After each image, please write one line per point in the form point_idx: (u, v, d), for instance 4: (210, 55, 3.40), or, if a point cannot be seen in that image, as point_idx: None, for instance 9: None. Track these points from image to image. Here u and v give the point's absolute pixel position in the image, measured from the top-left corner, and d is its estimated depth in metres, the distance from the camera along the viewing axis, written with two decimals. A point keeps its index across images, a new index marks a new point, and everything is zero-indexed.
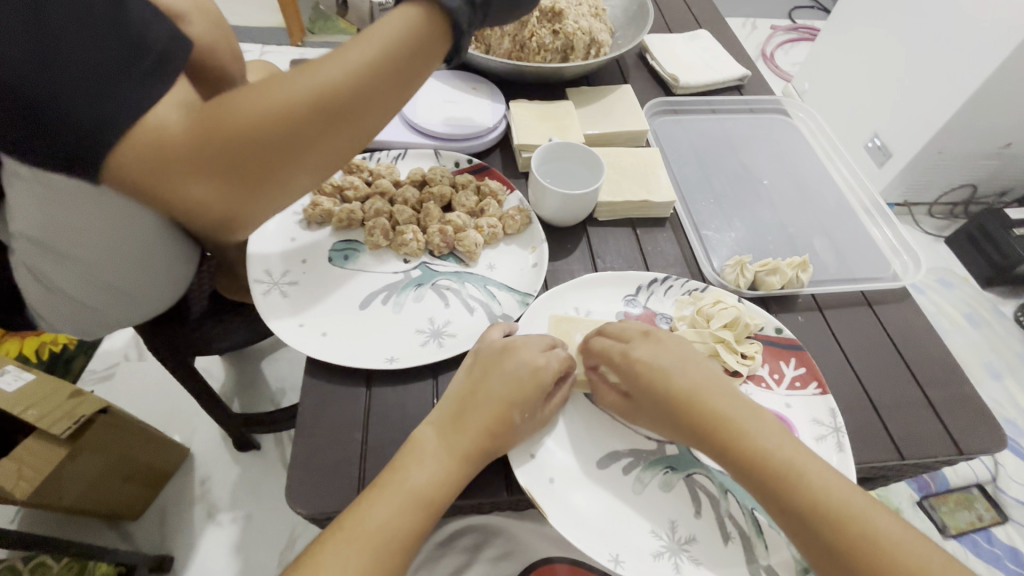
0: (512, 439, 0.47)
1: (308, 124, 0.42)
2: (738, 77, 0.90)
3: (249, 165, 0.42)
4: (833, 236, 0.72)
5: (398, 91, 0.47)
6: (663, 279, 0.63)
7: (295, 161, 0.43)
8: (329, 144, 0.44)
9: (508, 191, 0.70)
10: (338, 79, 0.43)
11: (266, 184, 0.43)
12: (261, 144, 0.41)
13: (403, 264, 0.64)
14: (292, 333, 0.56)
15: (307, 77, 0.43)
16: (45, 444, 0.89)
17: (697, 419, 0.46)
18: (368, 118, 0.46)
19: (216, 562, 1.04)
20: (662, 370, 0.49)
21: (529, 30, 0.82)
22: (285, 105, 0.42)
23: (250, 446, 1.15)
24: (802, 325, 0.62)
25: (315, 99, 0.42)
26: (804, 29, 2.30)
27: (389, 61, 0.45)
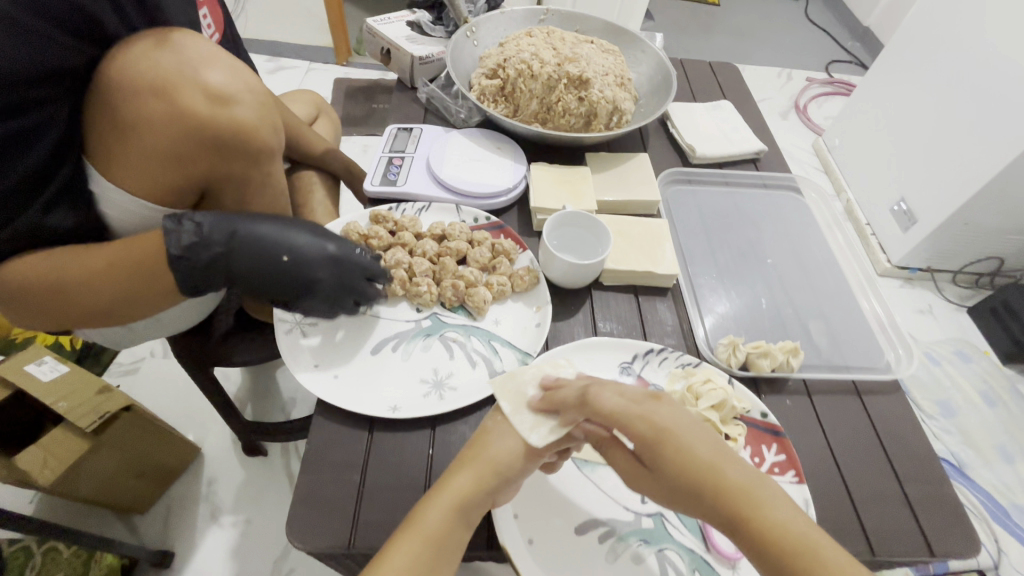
0: (496, 447, 0.51)
1: (52, 302, 0.54)
2: (755, 151, 0.93)
3: (12, 307, 0.55)
4: (830, 320, 0.74)
5: (135, 289, 0.55)
6: (659, 350, 0.66)
7: (48, 309, 0.55)
8: (72, 305, 0.55)
9: (520, 250, 0.74)
10: (78, 277, 0.53)
11: (31, 319, 0.57)
12: (21, 295, 0.53)
13: (416, 313, 0.68)
14: (308, 373, 0.61)
15: (58, 267, 0.53)
16: (69, 435, 0.96)
17: (720, 500, 0.43)
18: (104, 294, 0.55)
19: (214, 563, 1.08)
20: (684, 441, 0.46)
21: (556, 94, 0.88)
22: (38, 278, 0.53)
23: (258, 452, 1.20)
24: (788, 409, 0.65)
25: (55, 279, 0.53)
26: (839, 85, 2.31)
27: (121, 269, 0.54)
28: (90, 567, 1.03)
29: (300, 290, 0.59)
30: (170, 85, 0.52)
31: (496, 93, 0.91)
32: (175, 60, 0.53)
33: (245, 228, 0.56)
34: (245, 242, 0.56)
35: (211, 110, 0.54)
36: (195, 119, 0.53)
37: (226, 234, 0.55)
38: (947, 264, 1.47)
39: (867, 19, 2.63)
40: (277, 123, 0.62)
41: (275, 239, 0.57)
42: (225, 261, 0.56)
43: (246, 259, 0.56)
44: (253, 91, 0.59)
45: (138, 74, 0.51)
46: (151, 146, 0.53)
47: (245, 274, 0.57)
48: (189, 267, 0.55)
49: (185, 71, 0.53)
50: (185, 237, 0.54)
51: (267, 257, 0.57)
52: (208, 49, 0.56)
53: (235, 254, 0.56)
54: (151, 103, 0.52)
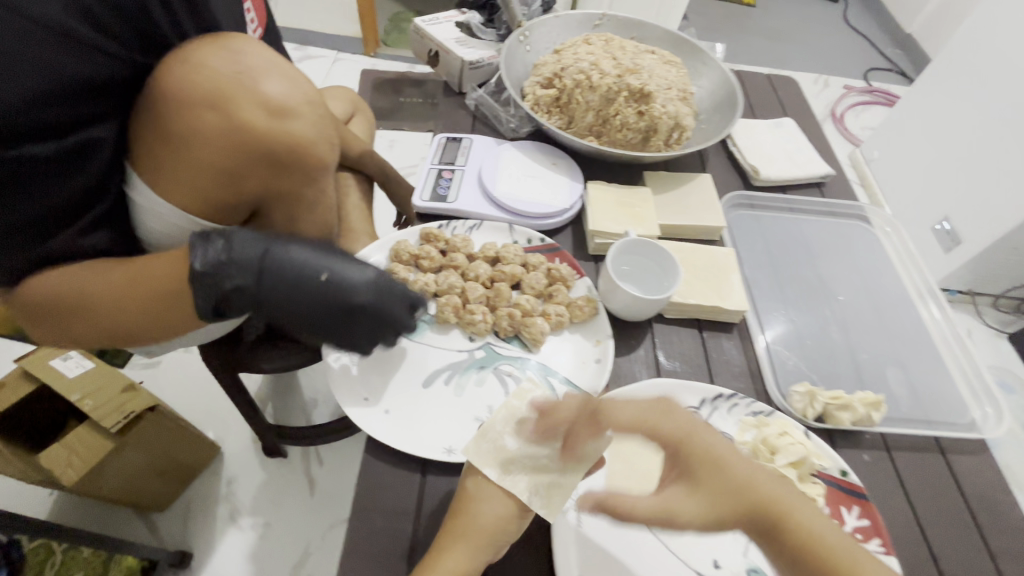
0: (483, 512, 0.48)
1: (69, 321, 0.47)
2: (821, 175, 0.88)
3: (22, 317, 0.49)
4: (908, 368, 0.69)
5: (159, 316, 0.48)
6: (728, 395, 0.62)
7: (61, 329, 0.48)
8: (87, 326, 0.48)
9: (577, 277, 0.70)
10: (104, 298, 0.47)
11: (38, 333, 0.50)
12: (37, 311, 0.47)
13: (469, 342, 0.64)
14: (357, 407, 0.57)
15: (85, 283, 0.47)
16: (94, 434, 0.91)
17: (759, 506, 0.40)
18: (123, 318, 0.48)
19: (232, 566, 1.04)
20: (703, 439, 0.42)
21: (615, 107, 0.83)
22: (59, 293, 0.46)
23: (276, 454, 1.13)
24: (867, 466, 0.60)
25: (75, 298, 0.46)
26: (880, 94, 2.22)
27: (148, 290, 0.47)
28: (109, 568, 1.01)
29: (339, 322, 0.51)
30: (225, 98, 0.48)
31: (550, 104, 0.86)
32: (232, 69, 0.49)
33: (280, 247, 0.49)
34: (281, 263, 0.48)
35: (268, 123, 0.50)
36: (250, 134, 0.49)
37: (260, 252, 0.48)
38: (988, 287, 1.39)
39: (910, 26, 2.51)
40: (333, 136, 0.58)
41: (314, 258, 0.50)
42: (256, 288, 0.47)
43: (281, 282, 0.48)
44: (311, 103, 0.54)
45: (192, 84, 0.47)
46: (203, 161, 0.49)
47: (277, 301, 0.49)
48: (211, 286, 0.46)
49: (243, 82, 0.49)
50: (216, 254, 0.46)
51: (305, 278, 0.49)
52: (266, 58, 0.52)
53: (268, 276, 0.48)
54: (206, 116, 0.48)
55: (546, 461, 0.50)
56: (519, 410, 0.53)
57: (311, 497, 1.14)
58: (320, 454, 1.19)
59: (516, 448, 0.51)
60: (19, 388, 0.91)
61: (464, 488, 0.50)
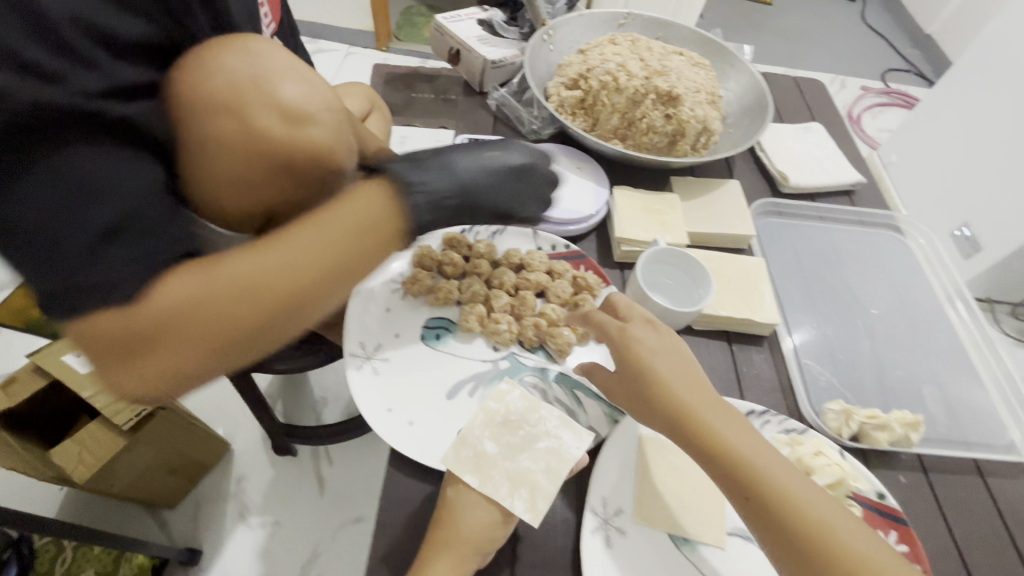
0: (466, 521, 0.49)
1: (239, 310, 0.39)
2: (851, 182, 0.86)
3: (151, 347, 0.38)
4: (944, 386, 0.67)
5: (351, 274, 0.44)
6: (761, 411, 0.59)
7: (230, 341, 0.40)
8: (268, 320, 0.41)
9: (604, 285, 0.68)
10: (282, 264, 0.40)
11: (172, 365, 0.39)
12: (187, 330, 0.38)
13: (492, 352, 0.62)
14: (379, 418, 0.56)
15: (247, 260, 0.40)
16: (105, 431, 0.86)
17: (666, 403, 0.48)
18: (315, 292, 0.42)
19: (240, 566, 1.00)
20: (637, 342, 0.52)
21: (642, 110, 0.81)
22: (217, 291, 0.39)
23: (286, 453, 1.11)
24: (903, 487, 0.58)
25: (248, 287, 0.39)
26: (896, 95, 2.17)
27: (341, 244, 0.43)
28: (119, 566, 0.98)
29: (514, 192, 0.58)
30: (240, 102, 0.43)
31: (575, 106, 0.84)
32: (248, 70, 0.44)
33: (449, 155, 0.54)
34: (467, 173, 0.54)
35: (288, 133, 0.45)
36: (268, 144, 0.44)
37: (440, 160, 0.53)
38: (1008, 295, 1.36)
39: (930, 26, 2.45)
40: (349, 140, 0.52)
41: (481, 159, 0.56)
42: (469, 196, 0.54)
43: (480, 187, 0.55)
44: (329, 104, 0.48)
45: (207, 87, 0.43)
46: (218, 171, 0.45)
47: (470, 190, 0.54)
48: (426, 199, 0.49)
49: (258, 84, 0.44)
50: (407, 171, 0.49)
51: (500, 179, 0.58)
52: (284, 58, 0.47)
53: (457, 173, 0.53)
54: (221, 125, 0.43)
55: (527, 467, 0.52)
56: (498, 414, 0.55)
57: (321, 496, 1.10)
58: (330, 453, 1.15)
59: (495, 452, 0.53)
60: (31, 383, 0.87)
61: (445, 498, 0.51)
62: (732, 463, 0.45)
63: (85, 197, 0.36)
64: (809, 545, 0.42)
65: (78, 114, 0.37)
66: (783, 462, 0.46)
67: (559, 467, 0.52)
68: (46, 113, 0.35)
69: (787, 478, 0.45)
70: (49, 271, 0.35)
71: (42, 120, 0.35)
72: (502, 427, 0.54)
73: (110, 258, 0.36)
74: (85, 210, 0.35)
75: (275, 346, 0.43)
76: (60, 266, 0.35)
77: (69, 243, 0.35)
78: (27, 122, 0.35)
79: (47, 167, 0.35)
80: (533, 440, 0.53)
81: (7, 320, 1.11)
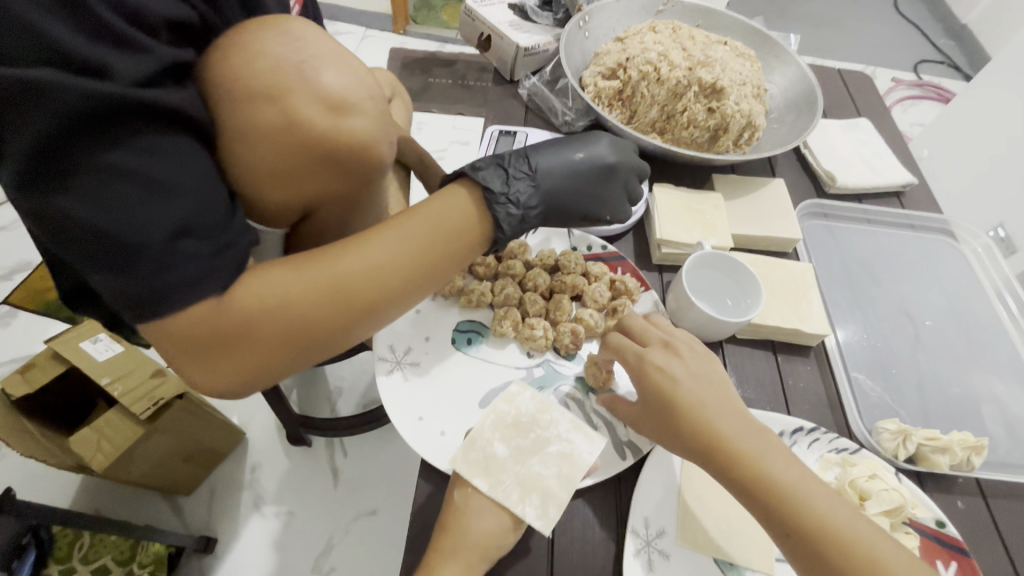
0: (468, 523, 0.47)
1: (330, 309, 0.42)
2: (902, 183, 0.81)
3: (232, 344, 0.39)
4: (1002, 403, 0.63)
5: (436, 275, 0.47)
6: (809, 429, 0.56)
7: (325, 333, 0.42)
8: (358, 315, 0.43)
9: (643, 290, 0.64)
10: (363, 271, 0.43)
11: (249, 361, 0.41)
12: (289, 322, 0.41)
13: (527, 359, 0.60)
14: (410, 427, 0.53)
15: (335, 263, 0.42)
16: (124, 418, 0.84)
17: (696, 431, 0.45)
18: (401, 290, 0.45)
19: (255, 556, 0.96)
20: (659, 363, 0.48)
21: (683, 103, 0.77)
22: (316, 286, 0.41)
23: (302, 443, 1.06)
24: (960, 512, 0.55)
25: (343, 284, 0.42)
26: (931, 87, 2.08)
27: (429, 245, 0.46)
28: (135, 554, 0.93)
29: (595, 194, 0.58)
30: (281, 92, 0.42)
31: (612, 96, 0.80)
32: (293, 56, 0.43)
33: (534, 158, 0.55)
34: (550, 170, 0.55)
35: (329, 122, 0.44)
36: (308, 133, 0.43)
37: (527, 165, 0.54)
38: None
39: (966, 16, 2.34)
40: (390, 130, 0.51)
41: (564, 152, 0.57)
42: (552, 194, 0.55)
43: (563, 180, 0.56)
44: (372, 94, 0.48)
45: (250, 77, 0.42)
46: (256, 161, 0.43)
47: (553, 197, 0.55)
48: (511, 210, 0.50)
49: (303, 73, 0.44)
50: (498, 180, 0.51)
51: (584, 168, 0.57)
52: (327, 45, 0.46)
53: (543, 182, 0.54)
54: (263, 111, 0.42)
55: (538, 471, 0.49)
56: (509, 415, 0.52)
57: (336, 489, 1.04)
58: (345, 444, 1.10)
59: (507, 455, 0.50)
60: (49, 368, 0.85)
61: (451, 501, 0.48)
62: (770, 494, 0.42)
63: (154, 196, 0.34)
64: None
65: (141, 106, 0.35)
66: (813, 480, 0.43)
67: (572, 472, 0.49)
68: (108, 107, 0.33)
69: (826, 504, 0.42)
70: (125, 273, 0.34)
71: (108, 116, 0.33)
72: (514, 428, 0.51)
73: (181, 260, 0.35)
74: (154, 209, 0.34)
75: (345, 347, 0.46)
76: (133, 268, 0.34)
77: (141, 244, 0.34)
78: (89, 119, 0.33)
79: (115, 166, 0.34)
80: (545, 443, 0.51)
81: (23, 303, 1.10)
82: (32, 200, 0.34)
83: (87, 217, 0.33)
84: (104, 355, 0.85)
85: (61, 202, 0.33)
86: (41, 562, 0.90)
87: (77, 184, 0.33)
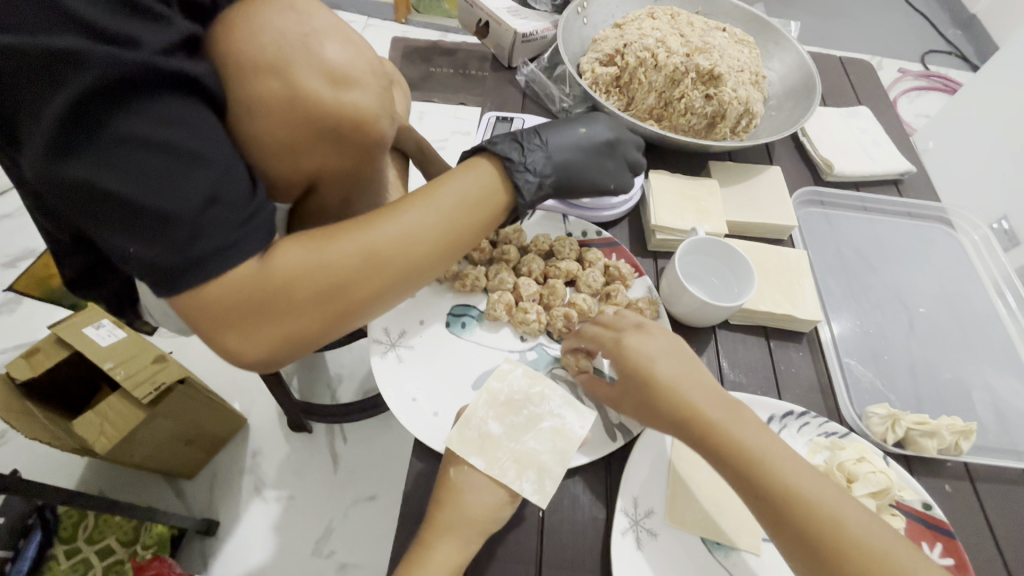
0: (465, 497, 0.48)
1: (363, 275, 0.44)
2: (900, 171, 0.81)
3: (273, 310, 0.41)
4: (993, 390, 0.64)
5: (459, 245, 0.49)
6: (800, 413, 0.56)
7: (358, 298, 0.44)
8: (388, 281, 0.45)
9: (637, 275, 0.65)
10: (393, 239, 0.45)
11: (289, 327, 0.42)
12: (325, 288, 0.42)
13: (520, 342, 0.60)
14: (404, 408, 0.54)
15: (365, 232, 0.44)
16: (125, 402, 0.85)
17: (675, 409, 0.46)
18: (428, 258, 0.47)
19: (256, 538, 0.98)
20: (636, 348, 0.49)
21: (681, 90, 0.76)
22: (349, 253, 0.43)
23: (302, 429, 1.07)
24: (947, 496, 0.55)
25: (374, 251, 0.44)
26: (936, 78, 2.06)
27: (454, 216, 0.48)
28: (139, 535, 0.95)
29: (598, 167, 0.59)
30: (284, 64, 0.44)
31: (610, 84, 0.80)
32: (298, 29, 0.46)
33: (544, 133, 0.57)
34: (561, 142, 0.57)
35: (333, 95, 0.46)
36: (312, 105, 0.45)
37: (539, 139, 0.56)
38: None
39: (975, 6, 2.30)
40: (389, 106, 0.52)
41: (570, 127, 0.59)
42: (564, 162, 0.57)
43: (573, 150, 0.58)
44: (371, 69, 0.50)
45: (254, 48, 0.43)
46: (263, 135, 0.45)
47: (565, 169, 0.57)
48: (528, 178, 0.53)
49: (304, 49, 0.45)
50: (515, 151, 0.53)
51: (590, 139, 0.59)
52: (325, 25, 0.48)
53: (555, 153, 0.56)
54: (269, 83, 0.44)
55: (532, 447, 0.50)
56: (501, 394, 0.53)
57: (335, 473, 1.06)
58: (345, 429, 1.11)
59: (500, 432, 0.51)
60: (52, 353, 0.86)
61: (446, 477, 0.49)
62: (744, 462, 0.43)
63: (184, 165, 0.35)
64: (831, 550, 0.40)
65: (166, 75, 0.36)
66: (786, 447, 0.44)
67: (566, 447, 0.51)
68: (137, 76, 0.34)
69: (805, 476, 0.42)
70: (158, 241, 0.35)
71: (134, 87, 0.34)
72: (507, 406, 0.52)
73: (213, 227, 0.37)
74: (187, 177, 0.35)
75: (375, 314, 0.47)
76: (165, 235, 0.35)
77: (173, 211, 0.35)
78: (119, 87, 0.34)
79: (143, 136, 0.34)
80: (537, 420, 0.52)
81: (28, 289, 1.11)
82: (55, 172, 0.34)
83: (118, 188, 0.34)
84: (105, 341, 0.84)
85: (90, 173, 0.34)
86: (47, 542, 0.92)
87: (104, 155, 0.34)
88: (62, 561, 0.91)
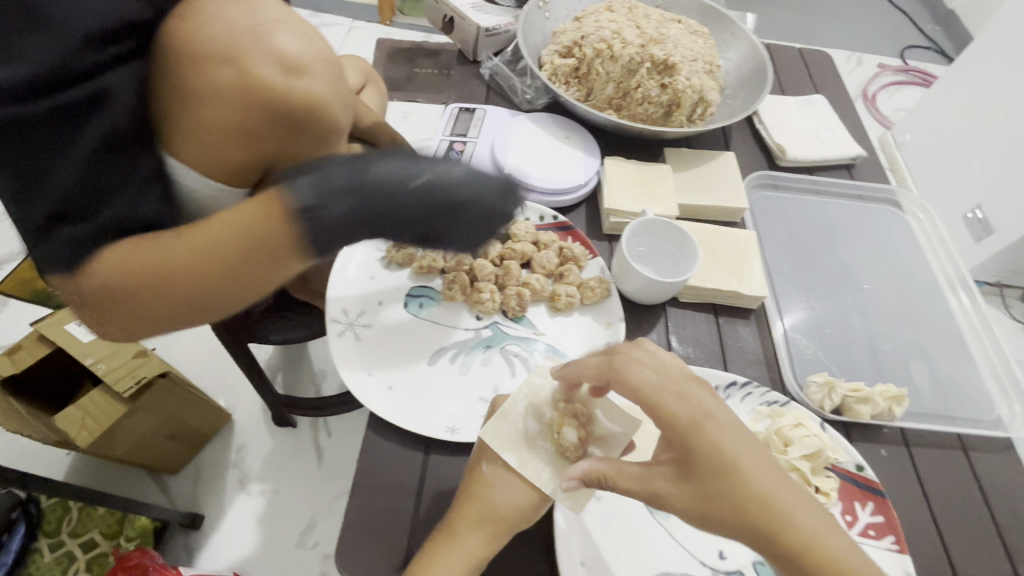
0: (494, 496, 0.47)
1: (154, 299, 0.39)
2: (852, 156, 0.84)
3: (97, 308, 0.41)
4: (933, 362, 0.67)
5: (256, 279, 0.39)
6: (743, 384, 0.59)
7: (158, 317, 0.40)
8: (186, 306, 0.40)
9: (590, 256, 0.67)
10: (178, 265, 0.38)
11: (118, 323, 0.43)
12: (121, 304, 0.40)
13: (475, 321, 0.63)
14: (359, 382, 0.56)
15: (158, 255, 0.38)
16: (107, 397, 0.86)
17: (760, 515, 0.40)
18: (223, 289, 0.39)
19: (241, 530, 0.99)
20: (713, 434, 0.41)
21: (636, 79, 0.79)
22: (139, 276, 0.38)
23: (285, 424, 1.08)
24: (885, 460, 0.58)
25: (162, 278, 0.38)
26: (915, 72, 2.10)
27: (239, 251, 0.37)
28: (123, 528, 0.96)
29: (425, 216, 0.39)
30: (239, 53, 0.40)
31: (569, 75, 0.82)
32: (247, 21, 0.42)
33: (370, 164, 0.38)
34: (375, 184, 0.37)
35: (284, 83, 0.41)
36: (266, 93, 0.41)
37: (352, 172, 0.37)
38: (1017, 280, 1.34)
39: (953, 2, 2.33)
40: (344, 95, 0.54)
41: (402, 165, 0.38)
42: (367, 209, 0.37)
43: (386, 195, 0.37)
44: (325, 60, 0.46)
45: (209, 38, 0.40)
46: (211, 126, 0.41)
47: (370, 215, 0.37)
48: (321, 229, 0.37)
49: (255, 37, 0.41)
50: (310, 189, 0.36)
51: (415, 186, 0.38)
52: None
53: (362, 202, 0.37)
54: (220, 72, 0.40)
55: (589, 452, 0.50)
56: (542, 390, 0.53)
57: (320, 466, 1.08)
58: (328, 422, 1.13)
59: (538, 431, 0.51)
60: (34, 350, 0.87)
61: (479, 472, 0.49)
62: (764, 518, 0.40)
63: (35, 181, 0.38)
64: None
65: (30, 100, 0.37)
66: (800, 495, 0.42)
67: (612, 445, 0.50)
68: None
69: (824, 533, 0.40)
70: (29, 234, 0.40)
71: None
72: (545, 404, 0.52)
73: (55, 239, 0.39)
74: (36, 193, 0.38)
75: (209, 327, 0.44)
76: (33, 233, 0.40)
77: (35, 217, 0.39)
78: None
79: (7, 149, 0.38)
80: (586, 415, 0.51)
81: (15, 291, 1.13)
82: None
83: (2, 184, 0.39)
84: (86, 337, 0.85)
85: None
86: (31, 535, 0.93)
87: None
88: (46, 554, 0.93)
